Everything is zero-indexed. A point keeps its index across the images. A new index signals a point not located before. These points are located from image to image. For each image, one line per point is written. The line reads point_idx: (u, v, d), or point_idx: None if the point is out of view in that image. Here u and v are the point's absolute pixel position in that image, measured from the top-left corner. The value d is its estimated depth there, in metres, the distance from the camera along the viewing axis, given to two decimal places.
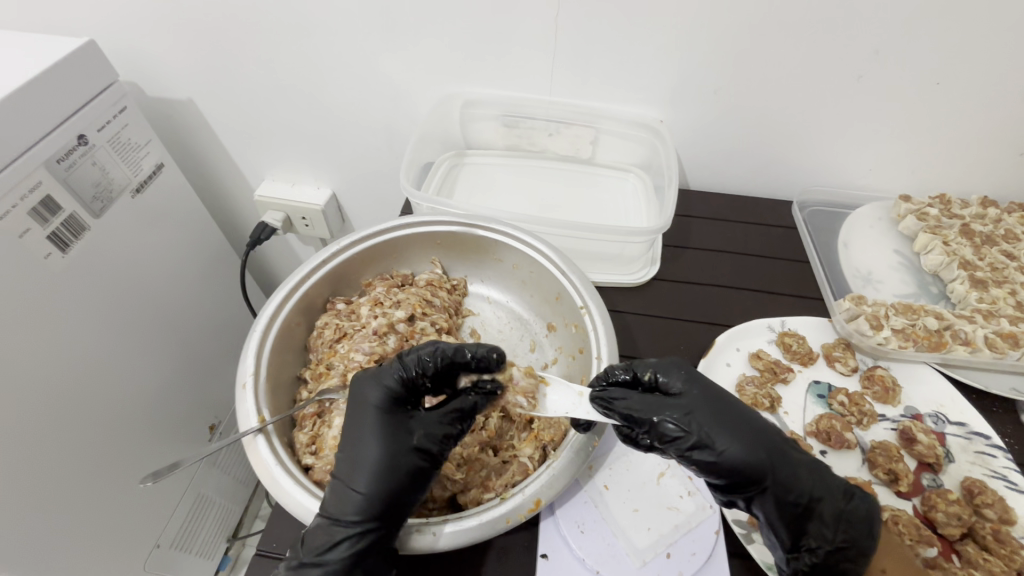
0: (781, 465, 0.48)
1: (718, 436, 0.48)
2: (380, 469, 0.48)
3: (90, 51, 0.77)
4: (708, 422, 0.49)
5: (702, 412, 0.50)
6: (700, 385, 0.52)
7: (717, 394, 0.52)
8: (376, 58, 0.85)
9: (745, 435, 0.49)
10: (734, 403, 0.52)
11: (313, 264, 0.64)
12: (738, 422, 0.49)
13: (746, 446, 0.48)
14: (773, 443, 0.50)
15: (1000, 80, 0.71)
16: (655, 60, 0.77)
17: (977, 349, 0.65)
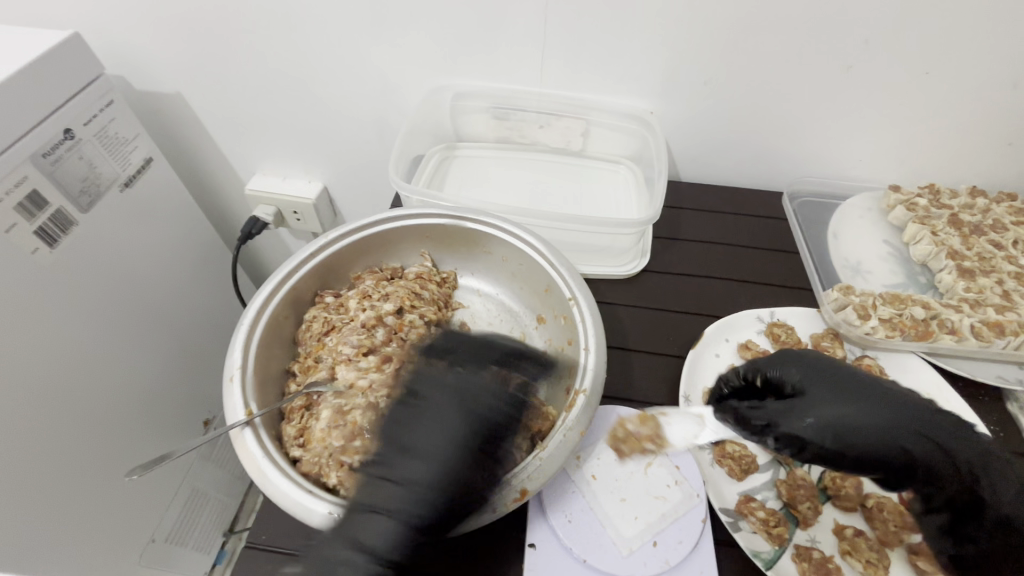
0: (925, 437, 0.51)
1: (844, 424, 0.51)
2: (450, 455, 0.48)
3: (75, 44, 0.76)
4: (848, 418, 0.52)
5: (822, 406, 0.53)
6: (817, 373, 0.56)
7: (838, 379, 0.55)
8: (365, 50, 0.85)
9: (876, 417, 0.52)
10: (858, 382, 0.54)
11: (301, 258, 0.64)
12: (880, 417, 0.52)
13: (879, 427, 0.51)
14: (906, 416, 0.52)
15: (989, 70, 0.71)
16: (646, 52, 0.77)
17: (964, 338, 0.66)
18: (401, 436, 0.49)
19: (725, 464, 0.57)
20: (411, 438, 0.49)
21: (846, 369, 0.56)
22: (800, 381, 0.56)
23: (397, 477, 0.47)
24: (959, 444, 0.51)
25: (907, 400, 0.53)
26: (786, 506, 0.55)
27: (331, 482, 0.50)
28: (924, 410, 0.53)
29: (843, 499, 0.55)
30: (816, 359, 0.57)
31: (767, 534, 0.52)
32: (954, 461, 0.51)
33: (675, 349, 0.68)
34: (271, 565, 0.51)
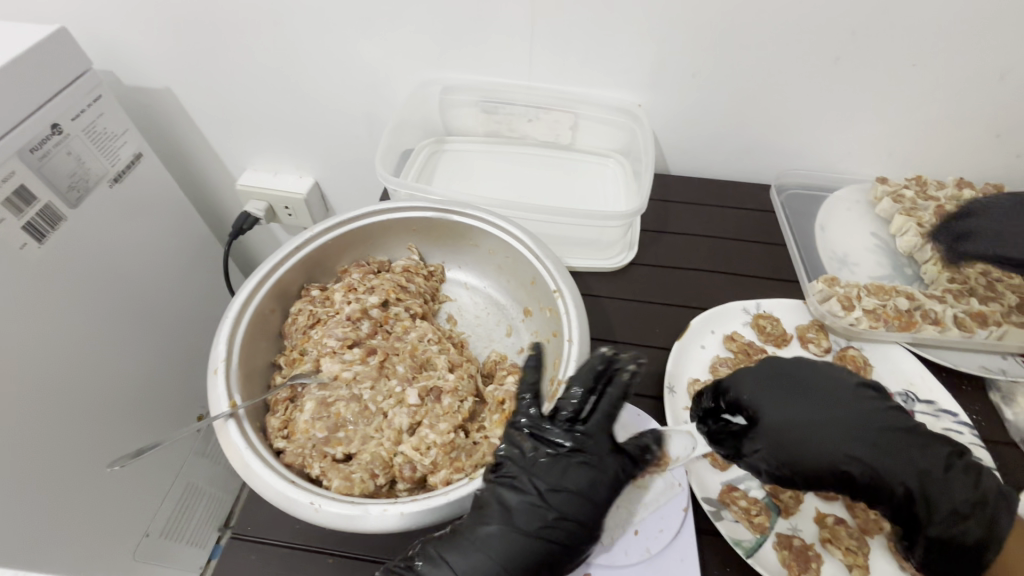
0: (882, 456, 0.51)
1: (794, 443, 0.51)
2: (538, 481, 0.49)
3: (62, 38, 0.76)
4: (795, 440, 0.52)
5: (772, 425, 0.53)
6: (775, 385, 0.55)
7: (795, 394, 0.54)
8: (354, 44, 0.84)
9: (828, 434, 0.52)
10: (814, 393, 0.54)
11: (287, 251, 0.64)
12: (828, 436, 0.52)
13: (830, 444, 0.51)
14: (857, 430, 0.52)
15: (976, 62, 0.71)
16: (634, 44, 0.77)
17: (946, 328, 0.66)
18: (554, 472, 0.49)
19: (709, 455, 0.58)
20: (544, 476, 0.49)
21: (807, 379, 0.56)
22: (756, 396, 0.55)
23: (568, 515, 0.48)
24: (922, 459, 0.50)
25: (867, 411, 0.53)
26: (768, 496, 0.55)
27: (314, 473, 0.51)
28: (886, 421, 0.52)
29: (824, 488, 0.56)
30: (777, 369, 0.57)
31: (748, 523, 0.53)
32: (912, 478, 0.50)
33: (661, 341, 0.69)
34: (256, 556, 0.51)
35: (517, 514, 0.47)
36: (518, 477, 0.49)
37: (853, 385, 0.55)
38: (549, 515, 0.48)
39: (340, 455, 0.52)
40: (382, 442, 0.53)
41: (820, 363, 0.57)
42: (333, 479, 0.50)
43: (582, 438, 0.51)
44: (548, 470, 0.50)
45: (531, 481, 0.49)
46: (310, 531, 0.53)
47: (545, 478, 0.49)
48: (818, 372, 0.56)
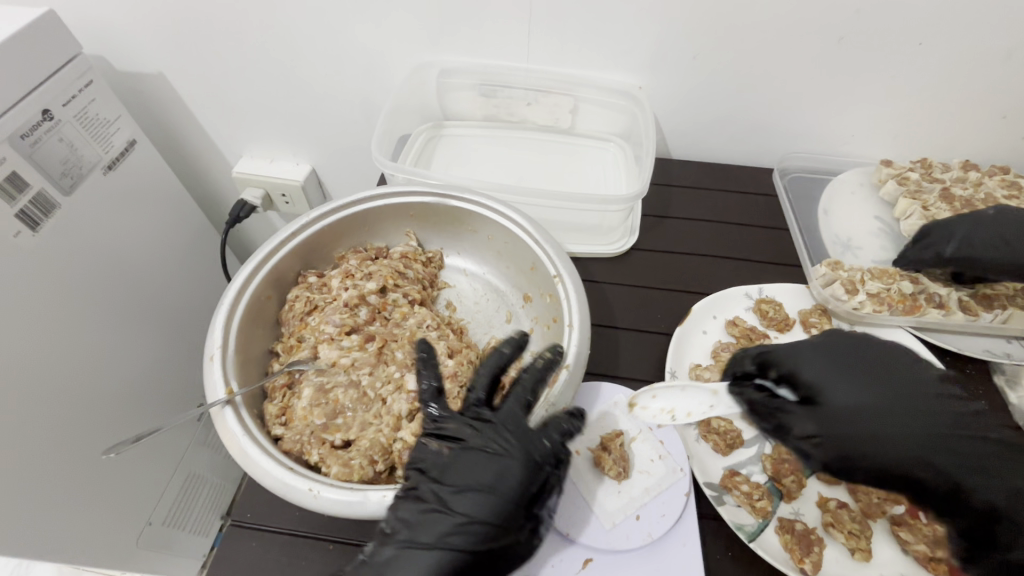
0: (956, 460, 0.48)
1: (858, 432, 0.48)
2: (450, 484, 0.47)
3: (52, 22, 0.75)
4: (864, 427, 0.48)
5: (838, 409, 0.49)
6: (838, 365, 0.52)
7: (862, 379, 0.51)
8: (349, 27, 0.83)
9: (896, 427, 0.49)
10: (886, 383, 0.51)
11: (282, 237, 0.63)
12: (899, 427, 0.49)
13: (897, 436, 0.48)
14: (938, 434, 0.48)
15: (985, 40, 0.70)
16: (635, 23, 0.75)
17: (951, 312, 0.66)
18: (458, 471, 0.47)
19: (710, 439, 0.57)
20: (448, 478, 0.47)
21: (878, 365, 0.52)
22: (818, 375, 0.51)
23: (469, 510, 0.45)
24: (1002, 472, 0.48)
25: (942, 411, 0.50)
26: (771, 480, 0.55)
27: (312, 459, 0.50)
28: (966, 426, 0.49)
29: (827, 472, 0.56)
30: (843, 349, 0.53)
31: (750, 507, 0.52)
32: (997, 495, 0.47)
33: (662, 326, 0.68)
34: (256, 543, 0.51)
35: (425, 519, 0.45)
36: (421, 484, 0.47)
37: (930, 379, 0.51)
38: (455, 519, 0.45)
39: (339, 442, 0.52)
40: (381, 429, 0.53)
41: (890, 347, 0.54)
42: (332, 465, 0.50)
43: (484, 429, 0.49)
44: (452, 468, 0.48)
45: (439, 484, 0.47)
46: (311, 517, 0.52)
47: (449, 480, 0.47)
48: (887, 358, 0.53)
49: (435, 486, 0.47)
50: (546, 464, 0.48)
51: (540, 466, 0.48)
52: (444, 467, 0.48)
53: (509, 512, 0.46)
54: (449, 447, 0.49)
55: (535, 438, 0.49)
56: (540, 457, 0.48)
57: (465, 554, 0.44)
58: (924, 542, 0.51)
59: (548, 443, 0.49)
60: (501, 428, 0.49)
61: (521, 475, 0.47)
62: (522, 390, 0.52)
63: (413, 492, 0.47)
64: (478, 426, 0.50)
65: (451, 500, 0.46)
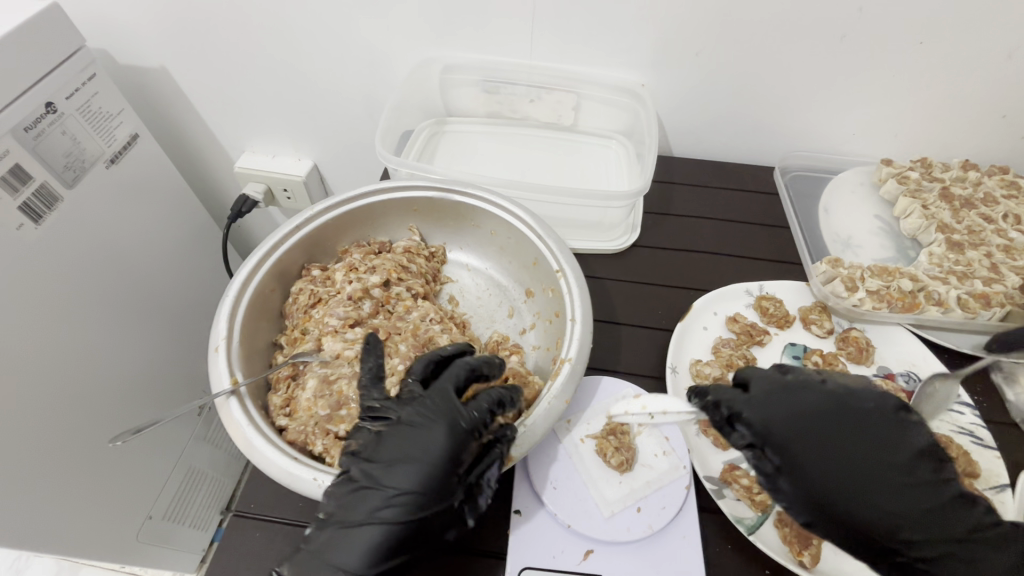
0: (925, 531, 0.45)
1: (820, 470, 0.47)
2: (379, 461, 0.46)
3: (56, 15, 0.75)
4: (827, 468, 0.47)
5: (812, 475, 0.47)
6: (813, 425, 0.48)
7: (824, 423, 0.49)
8: (352, 22, 0.83)
9: (849, 469, 0.47)
10: (857, 438, 0.48)
11: (287, 231, 0.63)
12: (853, 466, 0.47)
13: (871, 499, 0.45)
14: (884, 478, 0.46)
15: (985, 40, 0.70)
16: (639, 19, 0.75)
17: (949, 309, 0.66)
18: (389, 450, 0.46)
19: (711, 434, 0.57)
20: (379, 455, 0.46)
21: (852, 426, 0.48)
22: (793, 438, 0.48)
23: (399, 484, 0.44)
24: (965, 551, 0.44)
25: (908, 472, 0.47)
26: None
27: (317, 449, 0.51)
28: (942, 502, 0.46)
29: None
30: (816, 407, 0.49)
31: (750, 500, 0.52)
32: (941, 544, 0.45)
33: (663, 322, 0.68)
34: (259, 534, 0.51)
35: (357, 498, 0.44)
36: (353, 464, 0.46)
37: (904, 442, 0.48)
38: (384, 493, 0.44)
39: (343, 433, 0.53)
40: None
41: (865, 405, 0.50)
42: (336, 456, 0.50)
43: (414, 405, 0.48)
44: (380, 446, 0.47)
45: (369, 463, 0.46)
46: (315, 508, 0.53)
47: (379, 457, 0.46)
48: (865, 415, 0.49)
49: (365, 467, 0.46)
50: (475, 435, 0.47)
51: (466, 435, 0.46)
52: (378, 446, 0.47)
53: (438, 481, 0.44)
54: (382, 428, 0.48)
55: (464, 408, 0.48)
56: (467, 425, 0.47)
57: (398, 526, 0.43)
58: None
59: (473, 416, 0.47)
60: (428, 404, 0.48)
61: (448, 443, 0.45)
62: (456, 369, 0.51)
63: (344, 475, 0.46)
64: (408, 404, 0.49)
65: (379, 475, 0.45)
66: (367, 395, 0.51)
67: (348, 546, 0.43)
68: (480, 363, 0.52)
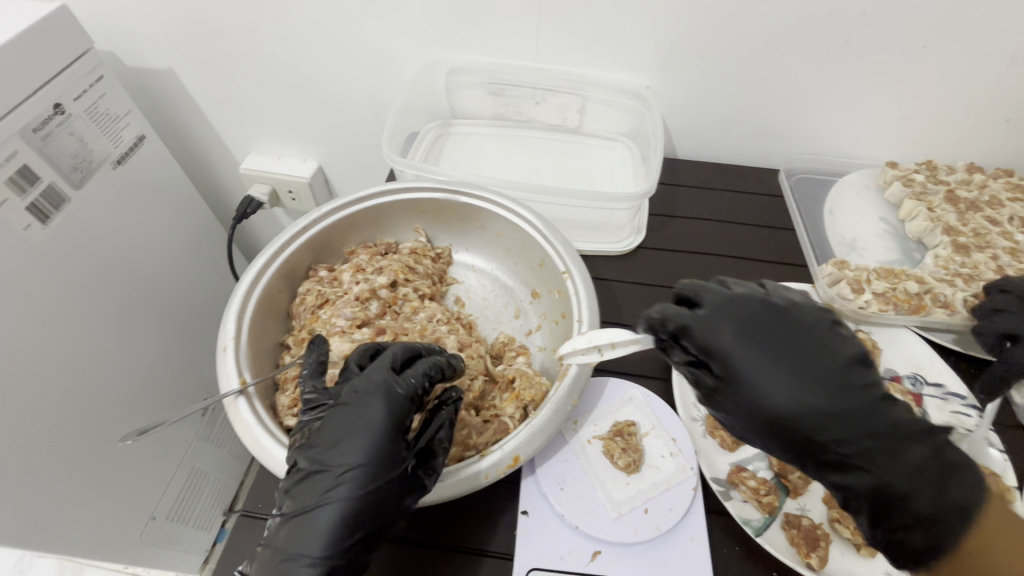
0: (876, 452, 0.43)
1: (763, 398, 0.44)
2: (318, 446, 0.45)
3: (64, 17, 0.75)
4: (775, 398, 0.44)
5: (759, 394, 0.45)
6: (764, 344, 0.46)
7: (775, 349, 0.45)
8: (358, 24, 0.83)
9: (800, 391, 0.44)
10: (810, 356, 0.45)
11: (294, 232, 0.63)
12: (801, 384, 0.44)
13: (812, 419, 0.43)
14: (837, 403, 0.43)
15: (990, 43, 0.70)
16: (644, 22, 0.76)
17: (956, 312, 0.65)
18: (326, 435, 0.45)
19: (716, 436, 0.58)
20: (318, 440, 0.46)
21: (807, 349, 0.45)
22: (742, 357, 0.46)
23: (344, 461, 0.44)
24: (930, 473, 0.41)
25: (868, 391, 0.44)
26: (777, 476, 0.55)
27: None
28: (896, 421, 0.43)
29: None
30: (765, 327, 0.47)
31: (757, 502, 0.52)
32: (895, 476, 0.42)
33: None
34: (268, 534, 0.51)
35: (308, 484, 0.44)
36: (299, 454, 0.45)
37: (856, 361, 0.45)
38: (332, 473, 0.44)
39: None
40: None
41: (819, 325, 0.47)
42: None
43: (348, 385, 0.48)
44: (320, 430, 0.46)
45: (313, 449, 0.45)
46: None
47: (319, 441, 0.45)
48: (817, 334, 0.46)
49: (309, 454, 0.45)
50: (413, 404, 0.48)
51: (405, 400, 0.47)
52: (316, 432, 0.46)
53: (383, 447, 0.45)
54: (322, 413, 0.48)
55: (397, 377, 0.48)
56: (403, 392, 0.47)
57: (355, 501, 0.43)
58: None
59: (406, 387, 0.48)
60: (360, 382, 0.48)
61: (386, 411, 0.46)
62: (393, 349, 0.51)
63: (293, 466, 0.45)
64: (341, 388, 0.49)
65: (322, 457, 0.44)
66: (303, 387, 0.50)
67: (307, 533, 0.42)
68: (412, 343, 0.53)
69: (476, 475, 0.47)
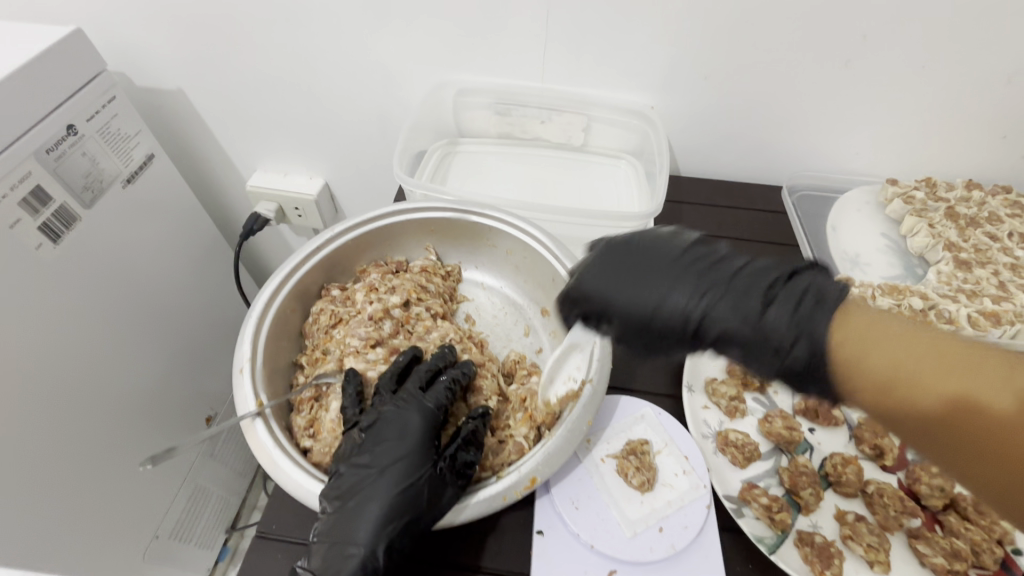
0: (718, 305, 0.45)
1: (633, 312, 0.47)
2: (355, 454, 0.49)
3: (78, 39, 0.77)
4: (636, 316, 0.47)
5: (638, 312, 0.47)
6: (621, 268, 0.49)
7: (638, 274, 0.48)
8: (369, 46, 0.85)
9: (662, 292, 0.47)
10: (667, 268, 0.48)
11: (308, 252, 0.64)
12: (658, 286, 0.47)
13: (671, 310, 0.46)
14: (697, 293, 0.46)
15: (987, 64, 0.72)
16: (648, 45, 0.78)
17: (961, 327, 0.67)
18: (366, 446, 0.50)
19: (728, 452, 0.58)
20: (358, 449, 0.50)
21: (662, 264, 0.48)
22: (596, 280, 0.49)
23: (382, 467, 0.48)
24: (772, 318, 0.43)
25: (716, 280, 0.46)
26: (788, 493, 0.56)
27: None
28: (746, 272, 0.46)
29: (843, 485, 0.56)
30: (619, 249, 0.50)
31: (769, 519, 0.52)
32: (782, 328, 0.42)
33: None
34: (282, 555, 0.51)
35: (345, 488, 0.47)
36: (340, 465, 0.49)
37: (696, 251, 0.49)
38: (375, 474, 0.48)
39: None
40: None
41: (660, 231, 0.50)
42: None
43: (381, 403, 0.53)
44: (360, 441, 0.51)
45: (353, 458, 0.49)
46: None
47: (358, 451, 0.50)
48: (661, 255, 0.49)
49: (349, 463, 0.49)
50: (438, 416, 0.52)
51: (435, 412, 0.52)
52: (355, 444, 0.50)
53: (422, 450, 0.49)
54: (359, 428, 0.52)
55: (425, 393, 0.54)
56: (432, 405, 0.52)
57: (397, 497, 0.46)
58: (942, 554, 0.51)
59: (433, 402, 0.53)
60: (391, 400, 0.53)
61: (422, 421, 0.51)
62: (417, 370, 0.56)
63: (335, 474, 0.48)
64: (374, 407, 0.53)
65: (358, 463, 0.49)
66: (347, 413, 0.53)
67: (354, 530, 0.45)
68: (437, 359, 0.58)
69: (493, 498, 0.47)
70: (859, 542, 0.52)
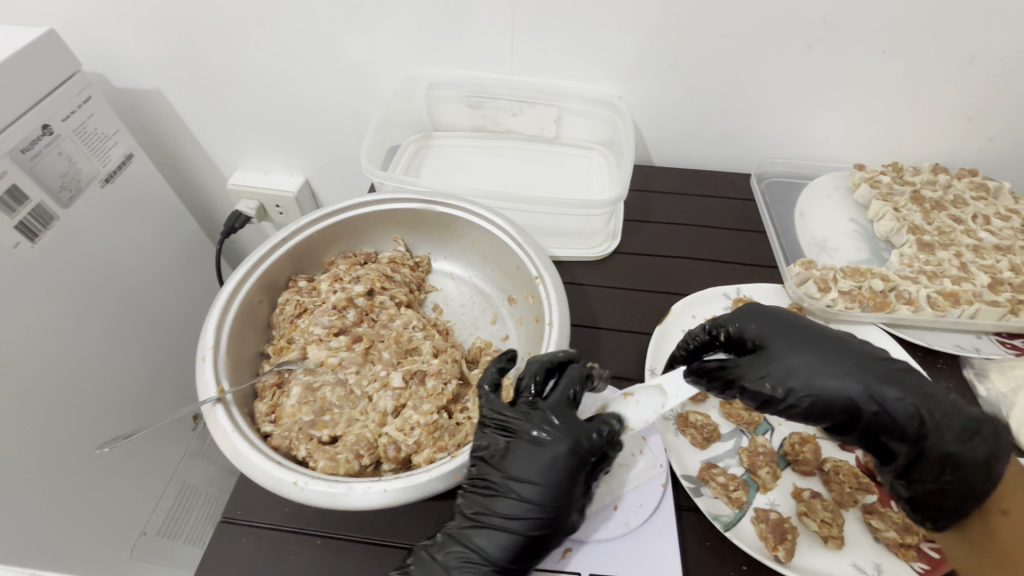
0: (891, 398, 0.49)
1: (805, 378, 0.51)
2: (512, 469, 0.48)
3: (51, 40, 0.77)
4: (811, 383, 0.51)
5: (811, 383, 0.51)
6: (791, 337, 0.54)
7: (815, 348, 0.52)
8: (340, 41, 0.86)
9: (833, 369, 0.51)
10: (840, 351, 0.52)
11: (273, 243, 0.65)
12: (826, 358, 0.52)
13: (835, 384, 0.50)
14: (870, 375, 0.51)
15: (947, 48, 0.73)
16: (614, 35, 0.78)
17: (920, 307, 0.68)
18: (518, 462, 0.48)
19: (688, 434, 0.59)
20: (508, 464, 0.48)
21: (831, 344, 0.53)
22: (773, 343, 0.54)
23: (528, 492, 0.47)
24: (908, 414, 0.49)
25: (890, 371, 0.51)
26: (747, 473, 0.57)
27: (300, 454, 0.52)
28: (895, 364, 0.52)
29: (801, 464, 0.57)
30: (788, 316, 0.56)
31: (726, 498, 0.54)
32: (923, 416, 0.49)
33: (642, 326, 0.70)
34: (248, 540, 0.52)
35: (492, 500, 0.47)
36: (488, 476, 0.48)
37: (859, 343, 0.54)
38: (519, 499, 0.47)
39: (326, 437, 0.54)
40: (367, 425, 0.55)
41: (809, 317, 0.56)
42: (319, 460, 0.51)
43: (531, 416, 0.50)
44: (508, 453, 0.49)
45: (499, 471, 0.48)
46: (299, 514, 0.54)
47: (506, 465, 0.48)
48: (835, 337, 0.54)
49: (497, 470, 0.48)
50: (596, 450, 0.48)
51: (586, 451, 0.48)
52: (507, 455, 0.49)
53: (572, 488, 0.47)
54: (504, 437, 0.49)
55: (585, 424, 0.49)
56: (589, 441, 0.48)
57: (536, 524, 0.46)
58: (894, 529, 0.52)
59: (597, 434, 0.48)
60: (551, 414, 0.49)
61: (580, 458, 0.48)
62: (569, 383, 0.51)
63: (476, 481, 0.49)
64: (527, 417, 0.50)
65: (507, 477, 0.48)
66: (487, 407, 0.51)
67: (493, 544, 0.46)
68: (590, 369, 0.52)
69: None
70: (813, 517, 0.52)
